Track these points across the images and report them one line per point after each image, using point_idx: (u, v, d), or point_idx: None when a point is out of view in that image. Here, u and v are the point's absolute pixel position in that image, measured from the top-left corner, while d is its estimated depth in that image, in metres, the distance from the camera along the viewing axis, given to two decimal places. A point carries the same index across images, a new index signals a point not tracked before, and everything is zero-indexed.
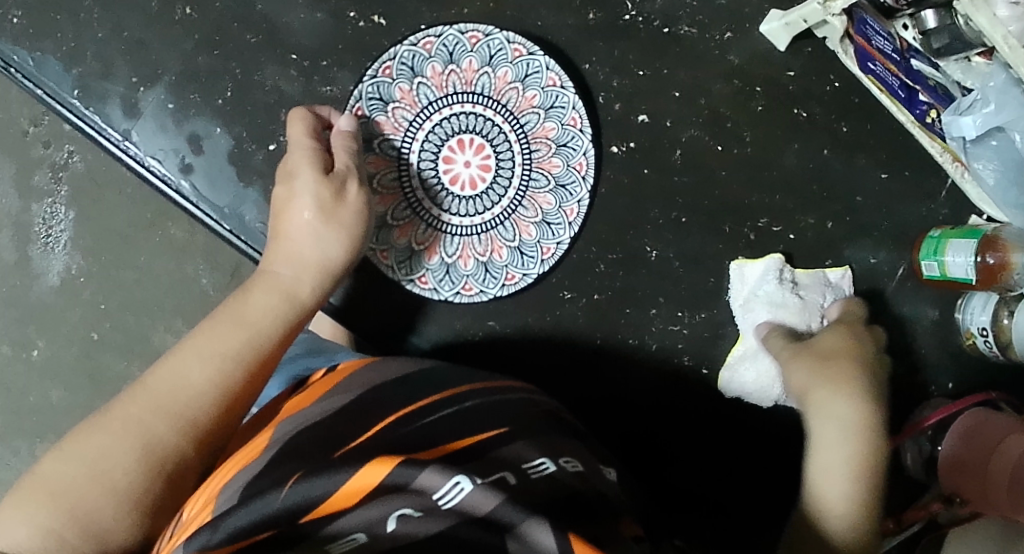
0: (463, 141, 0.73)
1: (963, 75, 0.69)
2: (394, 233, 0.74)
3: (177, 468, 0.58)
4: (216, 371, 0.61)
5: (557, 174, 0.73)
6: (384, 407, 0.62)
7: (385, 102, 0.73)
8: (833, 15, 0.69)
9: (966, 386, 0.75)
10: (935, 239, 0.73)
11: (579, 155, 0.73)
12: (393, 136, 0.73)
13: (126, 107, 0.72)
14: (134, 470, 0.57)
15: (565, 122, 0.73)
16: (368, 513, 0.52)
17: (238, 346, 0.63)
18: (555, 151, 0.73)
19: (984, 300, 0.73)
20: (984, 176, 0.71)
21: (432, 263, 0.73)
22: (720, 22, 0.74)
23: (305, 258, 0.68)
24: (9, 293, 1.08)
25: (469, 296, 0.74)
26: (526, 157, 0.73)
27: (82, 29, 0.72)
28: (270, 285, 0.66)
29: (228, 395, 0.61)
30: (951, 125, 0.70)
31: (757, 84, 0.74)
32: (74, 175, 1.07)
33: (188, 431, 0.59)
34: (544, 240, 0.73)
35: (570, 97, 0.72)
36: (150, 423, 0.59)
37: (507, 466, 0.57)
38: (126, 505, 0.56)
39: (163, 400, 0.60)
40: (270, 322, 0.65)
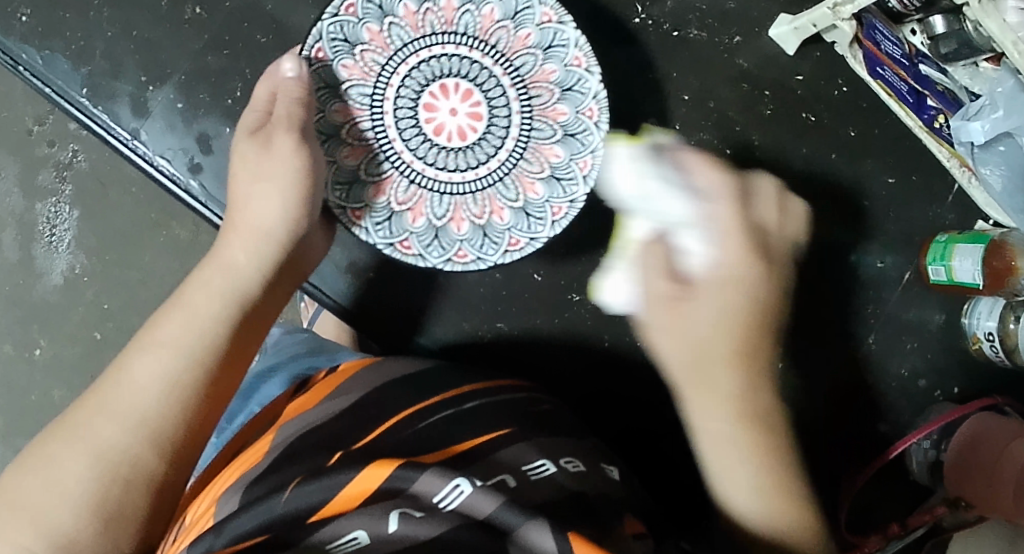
0: (446, 86, 0.70)
1: (970, 80, 0.68)
2: (371, 192, 0.70)
3: (137, 473, 0.55)
4: (163, 364, 0.58)
5: (563, 123, 0.70)
6: (388, 408, 0.63)
7: (351, 44, 0.69)
8: (843, 20, 0.69)
9: (973, 390, 0.76)
10: (942, 244, 0.73)
11: (589, 99, 0.70)
12: (364, 81, 0.69)
13: (136, 106, 0.72)
14: (93, 480, 0.54)
15: (569, 63, 0.69)
16: (369, 515, 0.53)
17: (187, 338, 0.59)
18: (560, 97, 0.70)
19: (990, 305, 0.72)
20: (991, 182, 0.71)
21: (418, 226, 0.70)
22: (729, 26, 0.74)
23: (256, 243, 0.66)
24: (12, 292, 1.07)
25: (463, 262, 0.70)
26: (524, 103, 0.70)
27: (92, 28, 0.72)
28: (217, 271, 0.64)
29: (178, 389, 0.57)
30: (960, 129, 0.70)
31: (766, 88, 0.74)
32: (79, 175, 1.07)
33: (143, 431, 0.56)
34: (554, 199, 0.70)
35: (571, 32, 0.69)
36: (100, 426, 0.56)
37: (508, 469, 0.58)
38: (88, 515, 0.53)
39: (112, 404, 0.56)
40: (220, 308, 0.62)
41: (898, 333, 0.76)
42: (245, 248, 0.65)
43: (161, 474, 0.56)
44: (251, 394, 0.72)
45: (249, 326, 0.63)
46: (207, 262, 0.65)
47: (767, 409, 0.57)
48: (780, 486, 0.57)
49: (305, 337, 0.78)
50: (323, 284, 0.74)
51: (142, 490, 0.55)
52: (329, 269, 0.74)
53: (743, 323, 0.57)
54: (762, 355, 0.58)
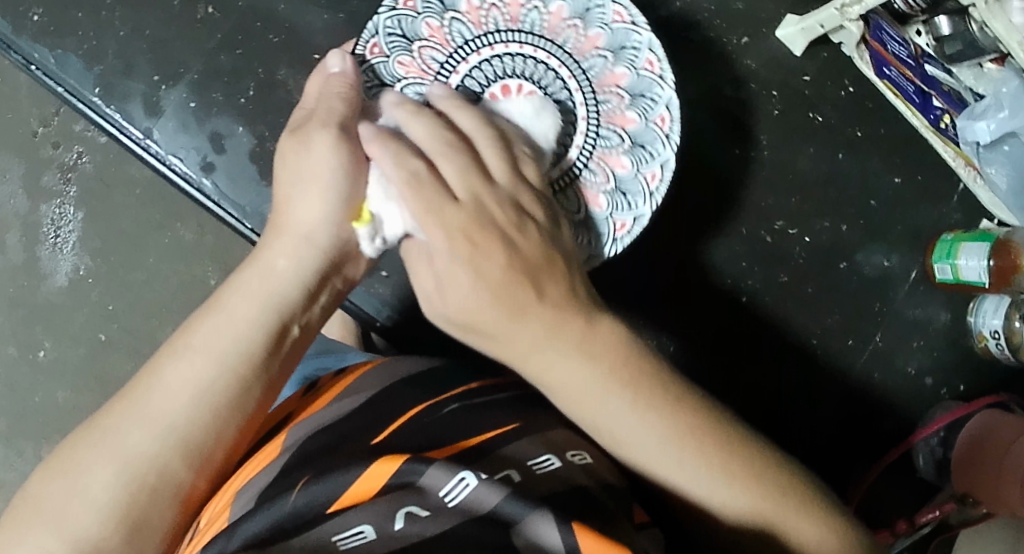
0: (508, 87, 0.68)
1: (975, 80, 0.74)
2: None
3: (164, 481, 0.55)
4: (195, 372, 0.57)
5: (632, 131, 0.69)
6: (396, 406, 0.62)
7: (408, 40, 0.67)
8: (850, 21, 0.70)
9: (979, 387, 0.76)
10: (947, 242, 0.74)
11: (660, 109, 0.68)
12: (421, 79, 0.68)
13: (148, 105, 0.72)
14: (118, 487, 0.55)
15: (640, 67, 0.68)
16: (376, 511, 0.52)
17: (221, 346, 0.58)
18: (630, 103, 0.68)
19: (996, 303, 0.74)
20: (996, 181, 0.75)
21: None
22: (737, 27, 0.75)
23: (296, 248, 0.62)
24: (15, 293, 1.07)
25: None
26: (593, 107, 0.69)
27: (104, 28, 0.72)
28: (254, 276, 0.61)
29: (208, 399, 0.57)
30: (966, 129, 0.74)
31: (774, 88, 0.75)
32: (84, 176, 1.07)
33: (171, 441, 0.56)
34: (617, 214, 0.68)
35: (644, 34, 0.68)
36: (128, 433, 0.56)
37: (515, 464, 0.57)
38: (113, 522, 0.54)
39: (140, 411, 0.56)
40: (257, 312, 0.60)
41: (908, 333, 0.75)
42: (286, 254, 0.62)
43: (189, 483, 0.56)
44: None
45: (289, 337, 0.61)
46: (246, 265, 0.62)
47: (628, 357, 0.58)
48: (693, 437, 0.57)
49: (312, 340, 0.78)
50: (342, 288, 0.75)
51: (168, 499, 0.56)
52: None
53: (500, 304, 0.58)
54: (547, 311, 0.58)
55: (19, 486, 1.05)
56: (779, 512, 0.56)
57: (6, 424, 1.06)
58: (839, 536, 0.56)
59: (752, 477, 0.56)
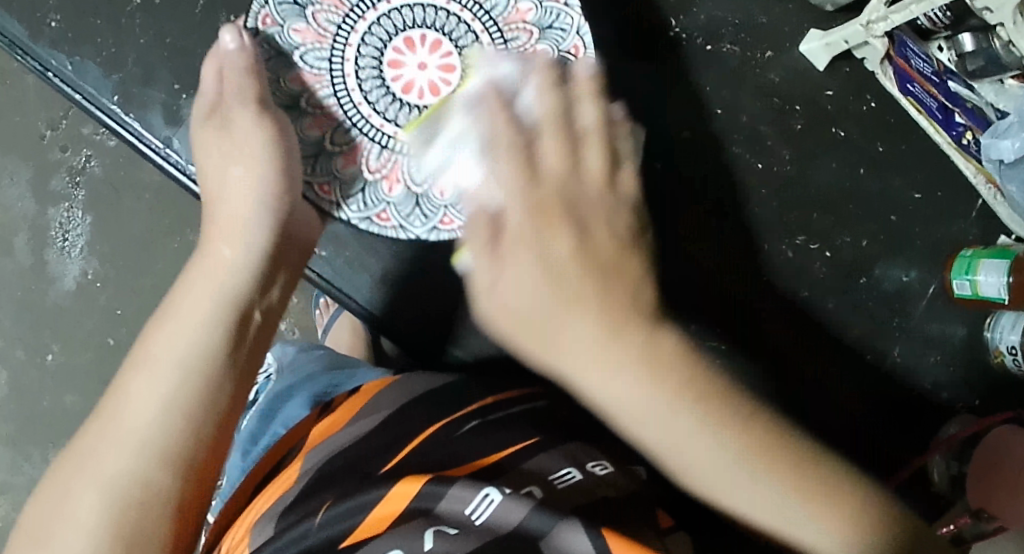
0: (411, 39, 0.69)
1: (996, 96, 0.73)
2: (339, 163, 0.67)
3: (150, 493, 0.53)
4: (161, 380, 0.56)
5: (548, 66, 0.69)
6: (411, 427, 0.62)
7: (301, 5, 0.67)
8: (874, 37, 0.70)
9: (995, 403, 0.76)
10: (966, 259, 0.74)
11: (573, 37, 0.69)
12: (321, 44, 0.67)
13: (168, 114, 0.71)
14: (104, 509, 0.52)
15: (553, 25, 0.69)
16: (402, 534, 0.52)
17: (177, 350, 0.57)
18: (540, 37, 0.70)
19: (1013, 318, 0.74)
20: (1017, 199, 0.73)
21: (396, 195, 0.67)
22: (759, 41, 0.75)
23: (244, 239, 0.64)
24: (22, 297, 1.06)
25: (448, 230, 0.67)
26: (501, 46, 0.70)
27: (123, 35, 0.72)
28: (203, 275, 0.61)
29: (178, 402, 0.55)
30: (990, 146, 0.73)
31: (796, 102, 0.75)
32: (92, 180, 1.06)
33: (150, 452, 0.54)
34: None
35: (574, 18, 0.69)
36: (104, 454, 0.54)
37: (536, 480, 0.56)
38: (106, 541, 0.51)
39: (116, 428, 0.54)
40: (209, 307, 0.59)
41: (925, 349, 0.76)
42: (231, 243, 0.63)
43: (175, 493, 0.54)
44: (273, 416, 0.70)
45: (247, 324, 0.61)
46: (195, 262, 0.63)
47: (681, 353, 0.54)
48: (716, 418, 0.53)
49: (323, 354, 0.78)
50: (347, 288, 0.71)
51: (161, 512, 0.53)
52: (362, 277, 0.71)
53: (557, 300, 0.55)
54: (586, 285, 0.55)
55: (27, 491, 1.05)
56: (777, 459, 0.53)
57: (13, 429, 1.05)
58: (854, 495, 0.54)
59: (792, 468, 0.53)
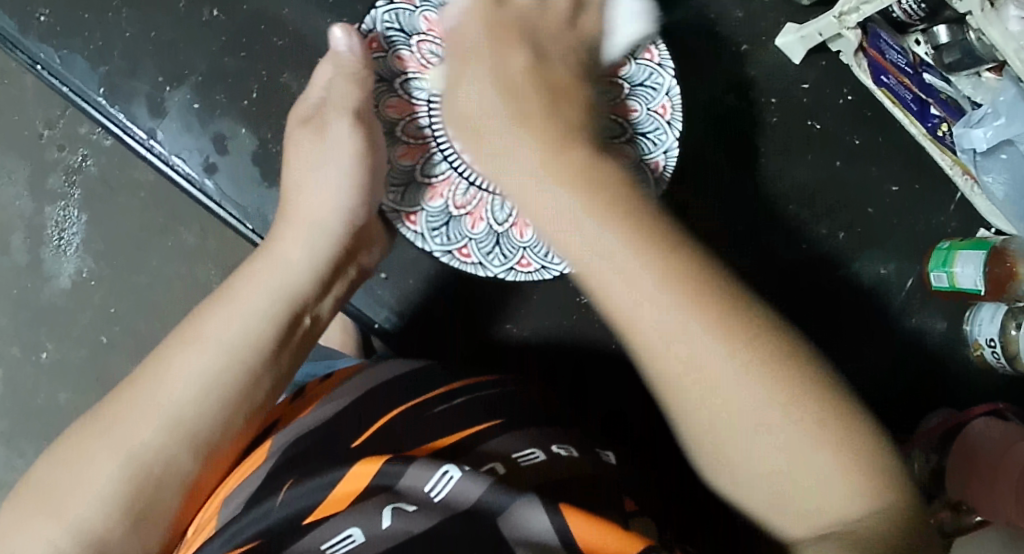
0: None
1: (973, 90, 0.72)
2: (425, 195, 0.69)
3: (171, 472, 0.56)
4: (200, 363, 0.58)
5: (636, 121, 0.70)
6: (381, 405, 0.62)
7: (407, 34, 0.70)
8: (847, 29, 0.71)
9: (974, 396, 0.76)
10: (944, 250, 0.74)
11: (661, 97, 0.70)
12: (420, 74, 0.71)
13: (152, 106, 0.73)
14: (120, 475, 0.55)
15: (640, 58, 0.71)
16: (362, 511, 0.53)
17: (231, 336, 0.60)
18: (631, 93, 0.71)
19: (992, 311, 0.73)
20: (993, 190, 0.73)
21: (434, 205, 0.69)
22: (736, 33, 0.76)
23: (306, 239, 0.67)
24: (19, 295, 1.08)
25: (525, 271, 0.69)
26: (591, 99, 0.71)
27: (110, 28, 0.73)
28: (263, 269, 0.64)
29: (217, 390, 0.58)
30: (962, 137, 0.73)
31: (773, 96, 0.76)
32: (88, 178, 1.07)
33: (178, 434, 0.56)
34: None
35: (666, 78, 0.70)
36: (135, 423, 0.56)
37: (497, 458, 0.57)
38: (118, 512, 0.54)
39: (152, 400, 0.57)
40: (266, 302, 0.62)
41: (903, 340, 0.76)
42: (304, 244, 0.67)
43: (194, 473, 0.57)
44: None
45: (301, 325, 0.64)
46: (257, 255, 0.66)
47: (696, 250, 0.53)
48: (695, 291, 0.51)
49: None
50: None
51: (174, 489, 0.56)
52: None
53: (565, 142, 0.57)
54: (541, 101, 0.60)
55: None
56: (751, 348, 0.50)
57: (7, 425, 1.07)
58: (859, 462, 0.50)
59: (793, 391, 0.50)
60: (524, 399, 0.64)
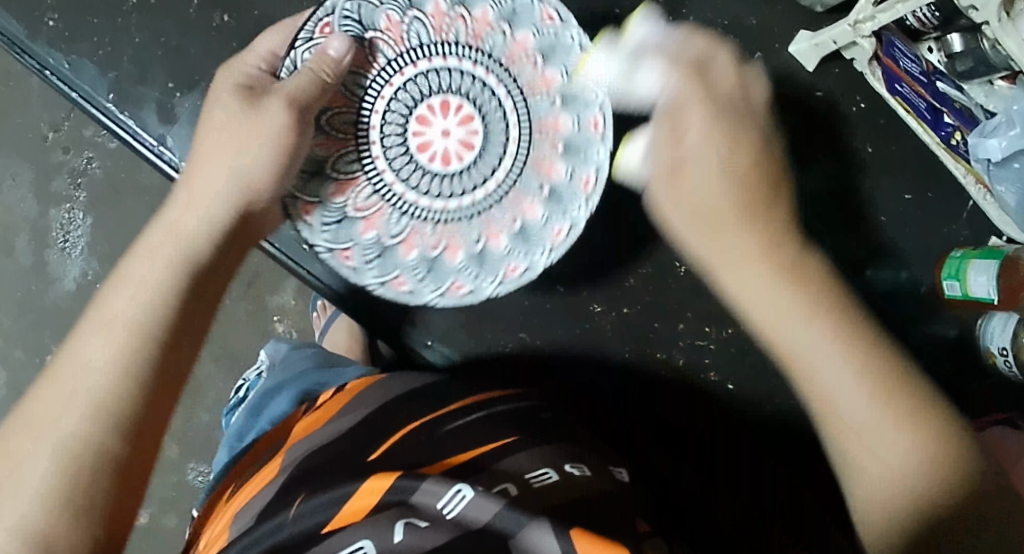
0: (447, 103, 0.69)
1: (986, 97, 0.70)
2: (329, 189, 0.67)
3: (100, 458, 0.52)
4: (111, 345, 0.54)
5: (554, 181, 0.69)
6: (394, 422, 0.62)
7: (363, 27, 0.67)
8: (862, 37, 0.70)
9: (984, 405, 0.77)
10: (957, 259, 0.74)
11: (590, 167, 0.68)
12: (365, 73, 0.68)
13: (162, 112, 0.72)
14: (52, 468, 0.51)
15: (577, 176, 0.68)
16: (373, 525, 0.53)
17: (133, 308, 0.55)
18: (563, 152, 0.69)
19: (1004, 321, 0.73)
20: (1006, 199, 0.73)
21: (335, 202, 0.67)
22: (751, 41, 0.76)
23: (206, 206, 0.60)
24: (23, 297, 1.07)
25: (397, 290, 0.67)
26: (524, 144, 0.69)
27: (119, 33, 0.72)
28: (162, 237, 0.59)
29: (127, 366, 0.54)
30: (977, 146, 0.72)
31: (786, 105, 0.76)
32: (93, 181, 1.07)
33: (99, 419, 0.53)
34: (512, 261, 0.68)
35: (602, 153, 0.68)
36: (53, 415, 0.53)
37: (510, 477, 0.56)
38: (54, 506, 0.51)
39: (67, 390, 0.53)
40: (164, 272, 0.57)
41: (916, 348, 0.76)
42: (197, 212, 0.60)
43: (123, 457, 0.53)
44: (261, 411, 0.71)
45: (203, 292, 0.58)
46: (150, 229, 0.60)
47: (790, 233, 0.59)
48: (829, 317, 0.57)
49: (312, 352, 0.78)
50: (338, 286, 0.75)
51: (107, 477, 0.52)
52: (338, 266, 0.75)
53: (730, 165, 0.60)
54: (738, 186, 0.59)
55: None
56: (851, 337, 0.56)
57: None
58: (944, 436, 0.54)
59: (866, 347, 0.56)
60: (538, 416, 0.64)
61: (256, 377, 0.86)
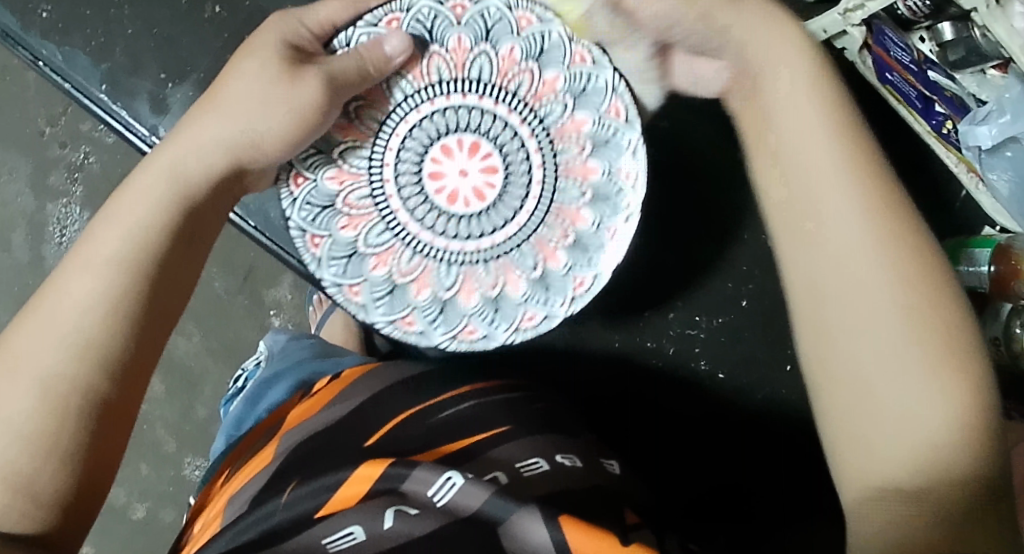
0: (477, 146, 0.69)
1: (978, 87, 0.71)
2: (328, 171, 0.67)
3: (88, 402, 0.51)
4: (91, 285, 0.52)
5: (546, 269, 0.69)
6: (389, 410, 0.62)
7: (429, 39, 0.67)
8: (852, 26, 0.70)
9: None
10: (950, 249, 0.75)
11: (585, 274, 0.68)
12: (412, 80, 0.68)
13: (155, 102, 0.73)
14: (37, 408, 0.50)
15: (602, 228, 0.69)
16: (364, 512, 0.53)
17: (120, 244, 0.54)
18: (568, 245, 0.69)
19: (997, 311, 0.73)
20: (998, 187, 0.73)
21: (329, 189, 0.67)
22: None
23: (201, 142, 0.58)
24: (21, 292, 1.08)
25: (348, 298, 0.68)
26: (541, 205, 0.69)
27: (112, 24, 0.73)
28: (152, 172, 0.57)
29: (121, 307, 0.52)
30: (967, 134, 0.72)
31: None
32: (90, 176, 1.07)
33: (87, 359, 0.51)
34: (469, 321, 0.69)
35: (608, 288, 0.68)
36: (38, 352, 0.51)
37: (501, 466, 0.57)
38: (40, 452, 0.49)
39: (50, 325, 0.51)
40: (154, 212, 0.55)
41: None
42: (193, 153, 0.58)
43: (112, 400, 0.51)
44: (257, 400, 0.71)
45: (191, 238, 0.57)
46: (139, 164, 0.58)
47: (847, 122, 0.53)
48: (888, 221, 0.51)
49: (309, 343, 0.78)
50: None
51: (95, 420, 0.51)
52: None
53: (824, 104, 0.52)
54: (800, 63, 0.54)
55: None
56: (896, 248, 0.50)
57: None
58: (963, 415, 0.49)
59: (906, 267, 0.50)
60: (530, 405, 0.64)
61: (252, 367, 0.86)
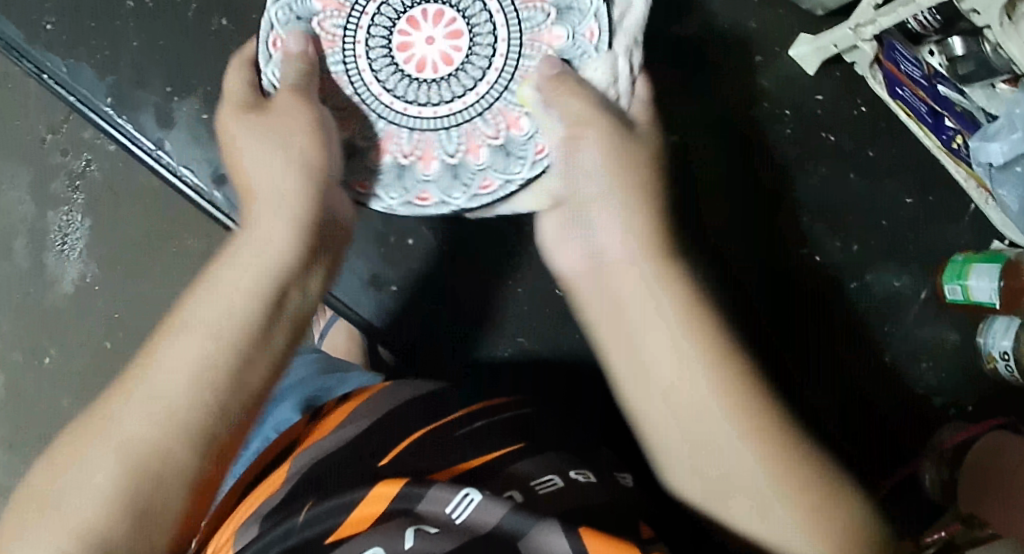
0: (424, 15, 0.63)
1: (987, 101, 0.72)
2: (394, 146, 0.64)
3: (170, 468, 0.51)
4: (224, 324, 0.53)
5: (559, 45, 0.63)
6: (400, 429, 0.62)
7: (307, 19, 0.64)
8: (863, 41, 0.70)
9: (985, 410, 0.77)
10: (959, 263, 0.74)
11: (589, 20, 0.62)
12: (331, 50, 0.64)
13: (160, 116, 0.72)
14: (118, 473, 0.50)
15: (580, 34, 0.63)
16: (383, 533, 0.52)
17: (216, 318, 0.53)
18: (556, 19, 0.63)
19: (1006, 324, 0.72)
20: (1008, 203, 0.72)
21: (386, 162, 0.64)
22: (752, 44, 0.76)
23: (280, 209, 0.58)
24: (22, 300, 1.07)
25: (426, 204, 0.65)
26: (513, 20, 0.63)
27: (117, 37, 0.72)
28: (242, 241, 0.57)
29: (207, 375, 0.52)
30: (979, 150, 0.72)
31: (785, 108, 0.76)
32: (91, 184, 1.06)
33: (173, 426, 0.51)
34: (535, 136, 0.63)
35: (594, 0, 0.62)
36: (127, 422, 0.51)
37: (518, 483, 0.56)
38: (117, 512, 0.49)
39: (148, 397, 0.52)
40: (248, 282, 0.55)
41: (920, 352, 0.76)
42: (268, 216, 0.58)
43: (197, 467, 0.52)
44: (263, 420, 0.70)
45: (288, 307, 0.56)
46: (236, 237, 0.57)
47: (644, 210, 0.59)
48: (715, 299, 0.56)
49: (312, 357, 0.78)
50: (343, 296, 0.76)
51: (179, 487, 0.51)
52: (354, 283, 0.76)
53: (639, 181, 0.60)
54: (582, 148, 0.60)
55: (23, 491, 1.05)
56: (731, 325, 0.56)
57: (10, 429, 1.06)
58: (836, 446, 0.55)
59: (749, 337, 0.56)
60: (539, 421, 0.63)
61: None
